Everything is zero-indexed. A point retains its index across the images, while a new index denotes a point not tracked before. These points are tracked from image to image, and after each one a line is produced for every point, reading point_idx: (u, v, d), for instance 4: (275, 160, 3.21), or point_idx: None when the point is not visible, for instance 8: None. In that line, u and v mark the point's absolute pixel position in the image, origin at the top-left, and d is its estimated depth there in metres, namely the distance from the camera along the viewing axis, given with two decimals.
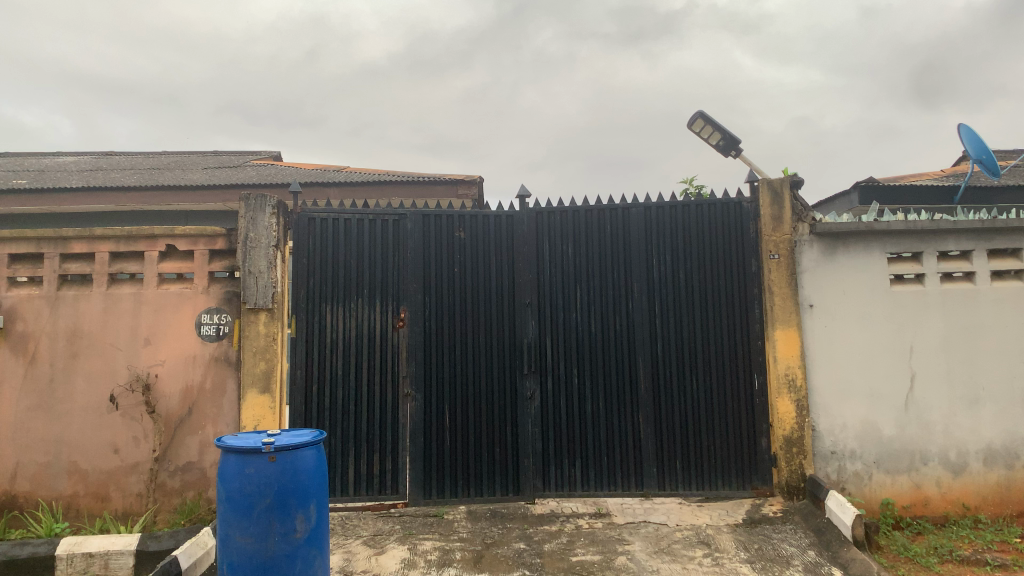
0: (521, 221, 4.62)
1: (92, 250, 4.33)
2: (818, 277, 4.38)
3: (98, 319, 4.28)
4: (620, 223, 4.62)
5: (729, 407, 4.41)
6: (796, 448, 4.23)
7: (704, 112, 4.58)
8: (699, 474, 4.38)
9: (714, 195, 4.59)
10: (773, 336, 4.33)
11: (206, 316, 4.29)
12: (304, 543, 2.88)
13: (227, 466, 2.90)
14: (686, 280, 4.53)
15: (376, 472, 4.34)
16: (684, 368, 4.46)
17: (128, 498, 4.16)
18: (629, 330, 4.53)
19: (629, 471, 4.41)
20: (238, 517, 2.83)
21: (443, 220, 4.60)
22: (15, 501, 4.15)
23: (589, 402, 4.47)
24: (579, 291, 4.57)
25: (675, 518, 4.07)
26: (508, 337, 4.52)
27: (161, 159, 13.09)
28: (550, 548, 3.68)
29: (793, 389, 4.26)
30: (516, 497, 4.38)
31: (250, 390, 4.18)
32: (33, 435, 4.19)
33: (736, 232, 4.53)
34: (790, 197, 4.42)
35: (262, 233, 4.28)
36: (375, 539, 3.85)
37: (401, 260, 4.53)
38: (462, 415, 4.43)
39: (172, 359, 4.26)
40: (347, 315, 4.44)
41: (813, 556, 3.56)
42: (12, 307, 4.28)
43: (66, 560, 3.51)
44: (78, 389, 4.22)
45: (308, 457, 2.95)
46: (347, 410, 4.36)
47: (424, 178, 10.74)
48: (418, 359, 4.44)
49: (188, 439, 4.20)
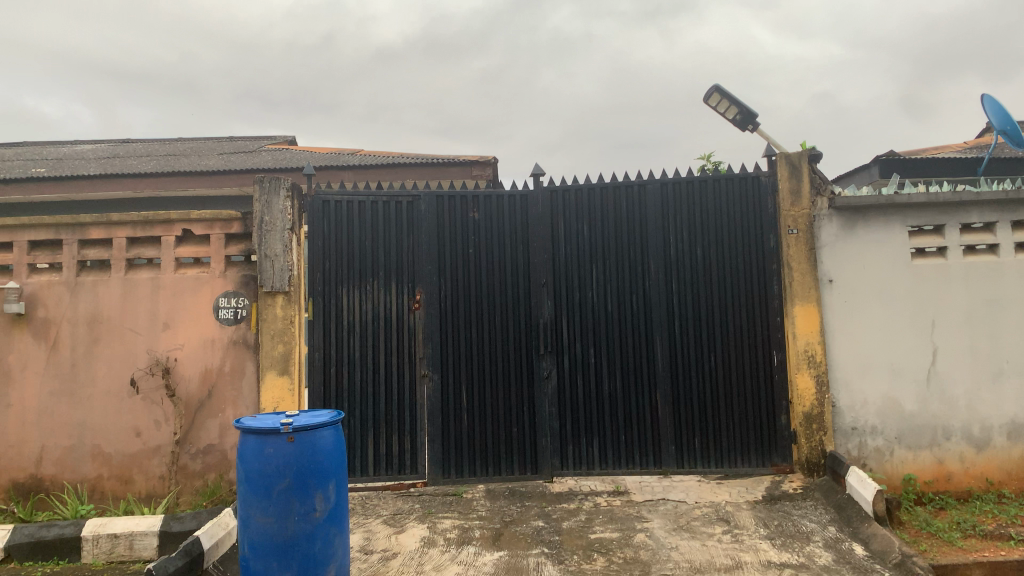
0: (536, 199, 4.59)
1: (109, 235, 4.35)
2: (837, 252, 4.33)
3: (117, 304, 4.31)
4: (636, 199, 4.58)
5: (748, 384, 4.38)
6: (816, 425, 4.20)
7: (720, 86, 4.48)
8: (717, 452, 4.37)
9: (730, 170, 4.53)
10: (792, 313, 4.29)
11: (224, 300, 4.31)
12: (324, 521, 2.90)
13: (246, 447, 2.92)
14: (703, 256, 4.49)
15: (395, 453, 4.36)
16: (702, 346, 4.44)
17: (152, 480, 4.21)
18: (646, 308, 4.50)
19: (647, 449, 4.40)
20: (258, 497, 2.85)
21: (457, 200, 4.58)
22: (42, 484, 4.22)
23: (606, 381, 4.46)
24: (595, 269, 4.54)
25: (694, 495, 4.06)
26: (524, 317, 4.50)
27: (177, 145, 13.16)
28: (569, 526, 3.69)
29: (813, 365, 4.23)
30: (534, 476, 4.39)
31: (269, 372, 4.21)
32: (57, 419, 4.24)
33: (754, 208, 4.48)
34: (808, 171, 4.37)
35: (277, 217, 4.29)
36: (395, 518, 3.88)
37: (416, 242, 4.52)
38: (479, 396, 4.44)
39: (191, 343, 4.29)
40: (363, 297, 4.45)
41: (834, 532, 3.54)
42: (33, 294, 4.33)
43: (92, 541, 3.57)
44: (99, 374, 4.27)
45: (327, 437, 2.97)
46: (365, 391, 4.38)
47: (439, 159, 10.72)
48: (434, 340, 4.44)
49: (208, 422, 4.24)
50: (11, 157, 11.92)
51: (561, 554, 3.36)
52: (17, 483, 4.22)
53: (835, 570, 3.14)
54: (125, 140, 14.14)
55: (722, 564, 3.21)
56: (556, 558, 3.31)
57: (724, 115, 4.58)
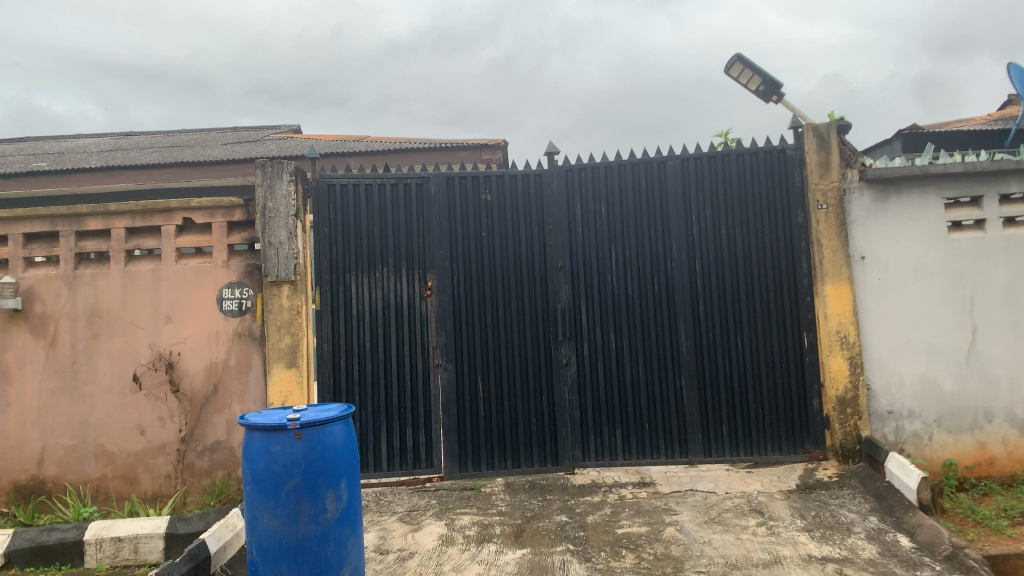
0: (550, 179, 4.38)
1: (108, 227, 4.18)
2: (869, 227, 4.11)
3: (117, 298, 4.14)
4: (656, 176, 4.36)
5: (777, 368, 4.18)
6: (850, 409, 3.99)
7: (741, 55, 4.25)
8: (746, 439, 4.18)
9: (755, 143, 4.31)
10: (823, 292, 4.08)
11: (228, 291, 4.13)
12: (335, 523, 2.72)
13: (251, 445, 2.74)
14: (728, 235, 4.28)
15: (410, 446, 4.19)
16: (728, 329, 4.24)
17: (157, 480, 4.04)
18: (669, 290, 4.30)
19: (673, 438, 4.21)
20: (266, 498, 2.68)
21: (468, 181, 4.37)
22: (44, 486, 4.07)
23: (628, 367, 4.27)
24: (614, 251, 4.34)
25: (724, 485, 3.87)
26: (540, 302, 4.31)
27: (180, 136, 12.94)
28: (594, 520, 3.50)
29: (845, 347, 4.02)
30: (555, 468, 4.20)
31: (276, 366, 4.03)
32: (58, 418, 4.08)
33: (781, 183, 4.26)
34: (838, 142, 4.15)
35: (280, 202, 4.11)
36: (411, 515, 3.70)
37: (426, 226, 4.33)
38: (496, 385, 4.25)
39: (195, 336, 4.12)
40: (372, 285, 4.27)
41: (875, 522, 3.34)
42: (30, 288, 4.16)
43: (95, 545, 3.41)
44: (100, 370, 4.10)
45: (336, 434, 2.79)
46: (377, 383, 4.21)
47: (447, 143, 10.47)
48: (447, 328, 4.25)
49: (215, 418, 4.07)
50: (11, 152, 11.75)
51: (588, 551, 3.17)
52: (18, 486, 4.07)
53: (881, 564, 2.94)
54: (128, 132, 13.96)
55: (760, 559, 3.02)
56: (583, 556, 3.12)
57: (747, 86, 4.35)
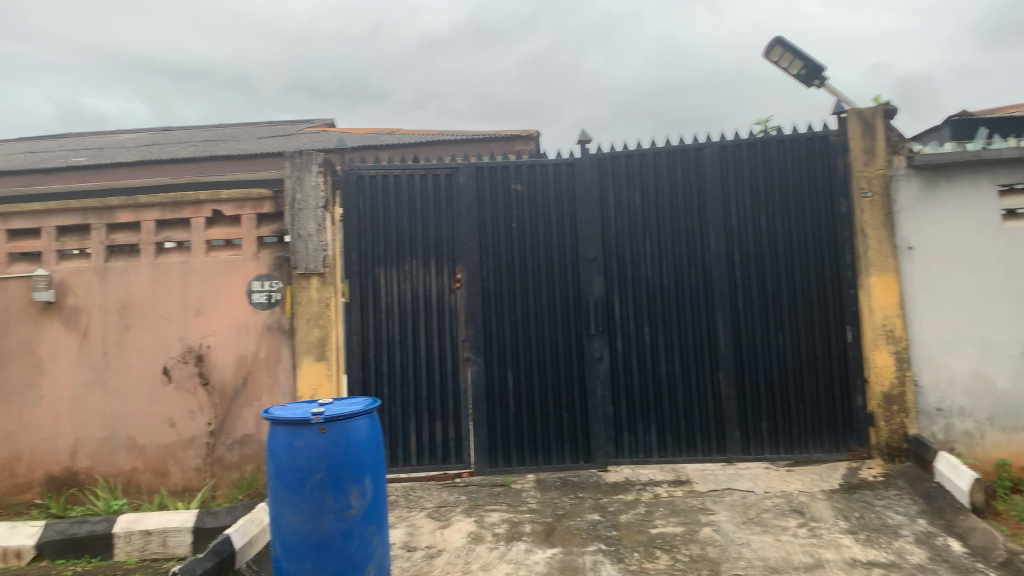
0: (583, 168, 4.27)
1: (138, 219, 4.17)
2: (917, 216, 3.92)
3: (148, 291, 4.14)
4: (692, 164, 4.22)
5: (820, 362, 4.03)
6: (897, 406, 3.83)
7: (782, 37, 4.09)
8: (787, 437, 4.04)
9: (796, 129, 4.15)
10: (868, 284, 3.92)
11: (257, 283, 4.10)
12: (360, 519, 2.66)
13: (275, 440, 2.69)
14: (768, 225, 4.13)
15: (439, 441, 4.12)
16: (768, 322, 4.09)
17: (187, 473, 4.03)
18: (706, 282, 4.16)
19: (710, 434, 4.08)
20: (289, 493, 2.63)
21: (498, 171, 4.28)
22: (76, 478, 4.08)
23: (664, 362, 4.15)
24: (648, 242, 4.22)
25: (763, 484, 3.73)
26: (572, 295, 4.20)
27: (216, 131, 13.04)
28: (627, 519, 3.39)
29: (892, 341, 3.86)
30: (588, 465, 4.10)
31: (305, 359, 3.99)
32: (90, 411, 4.09)
33: (824, 170, 4.10)
34: (884, 128, 3.97)
35: (309, 194, 4.06)
36: (440, 511, 3.63)
37: (455, 217, 4.24)
38: (527, 380, 4.16)
39: (224, 329, 4.09)
40: (401, 277, 4.20)
41: (924, 525, 3.18)
42: (62, 281, 4.18)
43: (124, 538, 3.41)
44: (131, 363, 4.10)
45: (361, 428, 2.72)
46: (406, 377, 4.14)
47: (480, 134, 10.37)
48: (476, 322, 4.17)
49: (244, 411, 4.04)
50: (52, 148, 11.94)
51: (620, 552, 3.07)
52: (52, 477, 4.09)
53: (931, 570, 2.80)
54: (164, 127, 14.12)
55: (800, 563, 2.88)
56: (615, 557, 3.02)
57: (787, 70, 4.19)
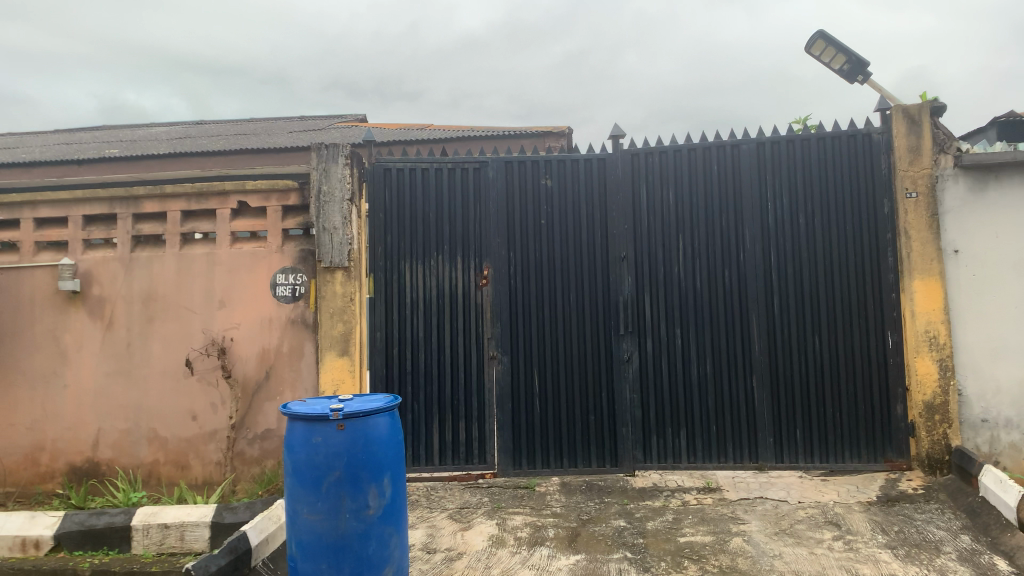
0: (614, 164, 4.16)
1: (164, 209, 4.15)
2: (964, 219, 3.76)
3: (172, 282, 4.11)
4: (729, 162, 4.09)
5: (858, 368, 3.88)
6: (939, 415, 3.67)
7: (824, 31, 3.94)
8: (822, 445, 3.89)
9: (837, 126, 4.00)
10: (910, 288, 3.76)
11: (281, 276, 4.05)
12: (378, 520, 2.58)
13: (293, 435, 2.62)
14: (806, 225, 3.99)
15: (462, 440, 4.03)
16: (805, 326, 3.95)
17: (208, 467, 3.99)
18: (740, 283, 4.03)
19: (742, 441, 3.95)
20: (306, 491, 2.56)
21: (527, 166, 4.18)
22: (98, 468, 4.07)
23: (695, 364, 4.02)
24: (681, 241, 4.09)
25: (796, 494, 3.59)
26: (601, 294, 4.09)
27: (248, 124, 13.09)
28: (654, 527, 3.28)
29: (935, 348, 3.69)
30: (614, 469, 3.99)
31: (328, 354, 3.92)
32: (113, 401, 4.08)
33: (866, 169, 3.94)
34: (931, 125, 3.80)
35: (335, 186, 4.00)
36: (462, 513, 3.55)
37: (483, 213, 4.15)
38: (554, 380, 4.07)
39: (248, 322, 4.05)
40: (427, 273, 4.12)
41: (968, 542, 3.03)
42: (88, 271, 4.16)
43: (142, 531, 3.37)
44: (155, 354, 4.08)
45: (381, 425, 2.65)
46: (430, 375, 4.07)
47: (510, 131, 10.26)
48: (503, 320, 4.08)
49: (266, 406, 3.99)
50: (87, 140, 12.10)
51: (646, 560, 2.96)
52: (74, 467, 4.08)
53: None
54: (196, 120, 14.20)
55: None
56: (642, 565, 2.91)
57: (829, 65, 4.04)
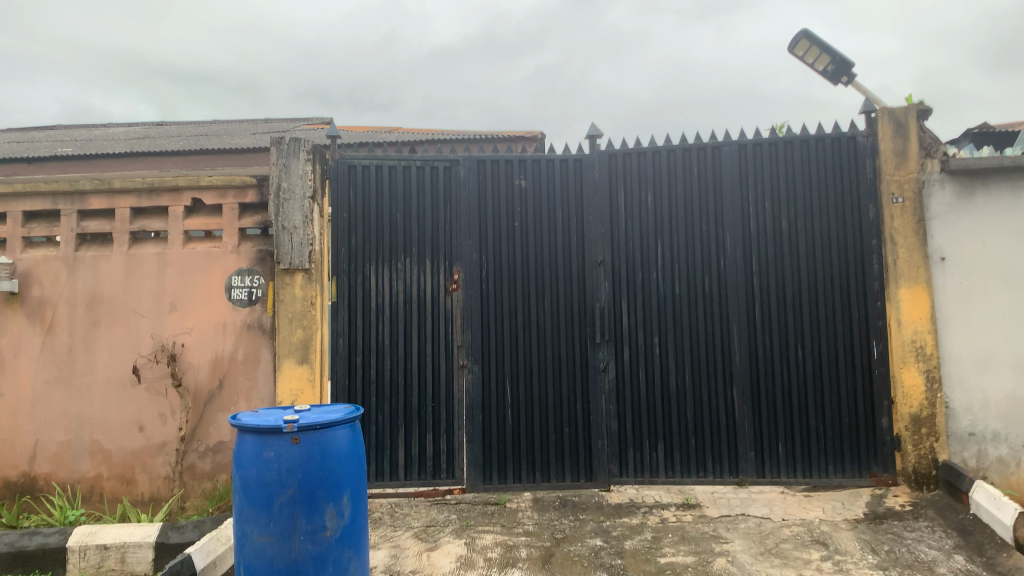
0: (591, 165, 3.98)
1: (112, 206, 3.88)
2: (950, 225, 3.64)
3: (119, 283, 3.84)
4: (710, 164, 3.94)
5: (842, 380, 3.73)
6: (926, 429, 3.53)
7: (807, 30, 3.79)
8: (805, 459, 3.74)
9: (822, 129, 3.87)
10: (896, 296, 3.63)
11: (237, 278, 3.80)
12: (336, 542, 2.35)
13: (243, 449, 2.39)
14: (790, 231, 3.84)
15: (430, 454, 3.81)
16: (788, 335, 3.80)
17: (155, 482, 3.72)
18: (722, 290, 3.87)
19: (723, 455, 3.78)
20: (257, 511, 2.33)
21: (500, 166, 3.99)
22: (35, 484, 3.77)
23: (674, 374, 3.85)
24: (660, 246, 3.92)
25: (781, 511, 3.42)
26: (577, 300, 3.91)
27: (211, 126, 12.72)
28: (633, 546, 3.08)
29: (922, 358, 3.56)
30: (589, 484, 3.80)
31: (287, 361, 3.68)
32: (53, 412, 3.79)
33: (850, 173, 3.82)
34: (917, 129, 3.69)
35: (296, 182, 3.77)
36: (428, 531, 3.32)
37: (454, 214, 3.95)
38: (527, 390, 3.86)
39: (201, 327, 3.79)
40: (394, 277, 3.90)
41: (962, 563, 2.88)
42: (28, 271, 3.88)
43: (79, 553, 3.09)
44: (99, 361, 3.80)
45: (340, 439, 2.42)
46: (396, 385, 3.84)
47: (482, 134, 10.07)
48: (474, 326, 3.87)
49: (219, 417, 3.73)
50: (40, 138, 11.68)
51: None
52: (8, 483, 3.78)
53: None
54: None
55: None
56: None
57: (813, 66, 3.90)
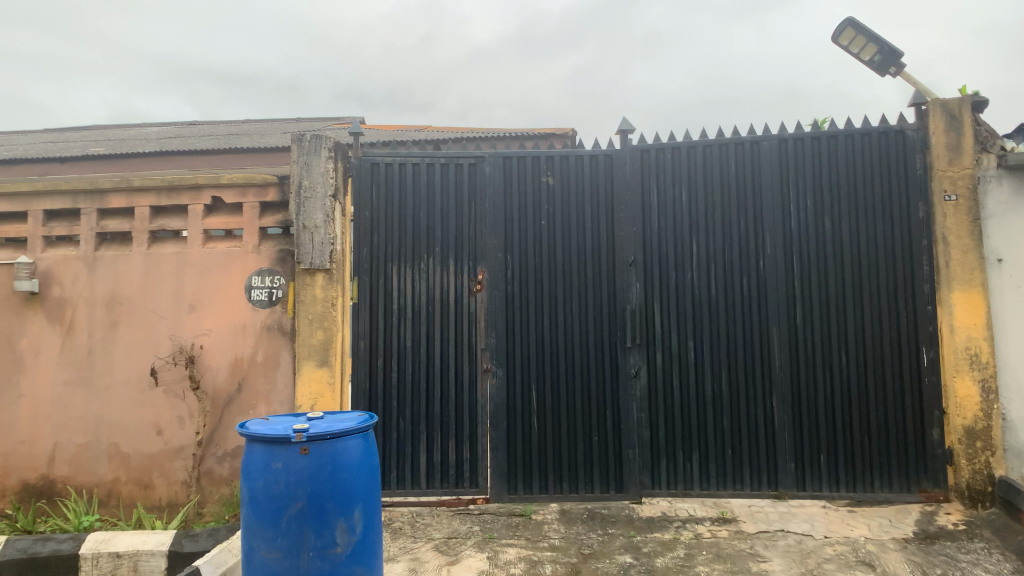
0: (622, 161, 3.81)
1: (131, 204, 3.81)
2: (1007, 224, 3.40)
3: (139, 283, 3.77)
4: (748, 160, 3.74)
5: (889, 388, 3.52)
6: (981, 442, 3.30)
7: (854, 18, 3.57)
8: (849, 472, 3.53)
9: (867, 122, 3.66)
10: (949, 300, 3.41)
11: (257, 278, 3.70)
12: (347, 559, 2.22)
13: (251, 459, 2.27)
14: (833, 230, 3.63)
15: (452, 461, 3.67)
16: (830, 340, 3.59)
17: (173, 486, 3.64)
18: (761, 292, 3.67)
19: (760, 466, 3.58)
20: (264, 525, 2.21)
21: (528, 162, 3.84)
22: (53, 487, 3.71)
23: (709, 381, 3.66)
24: (695, 246, 3.74)
25: (822, 527, 3.22)
26: (606, 303, 3.74)
27: (243, 125, 12.75)
28: (665, 565, 2.91)
29: (977, 367, 3.34)
30: (619, 495, 3.63)
31: (307, 364, 3.58)
32: (71, 413, 3.73)
33: (898, 169, 3.59)
34: (972, 122, 3.46)
35: (317, 180, 3.66)
36: (449, 544, 3.18)
37: (478, 213, 3.81)
38: (553, 396, 3.71)
39: (220, 328, 3.70)
40: (416, 277, 3.77)
41: None
42: (48, 270, 3.83)
43: (91, 561, 3.02)
44: (118, 362, 3.73)
45: (352, 449, 2.29)
46: (418, 389, 3.71)
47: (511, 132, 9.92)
48: (498, 329, 3.72)
49: (237, 420, 3.64)
50: (75, 138, 11.80)
51: None
52: (27, 485, 3.73)
53: None
54: None
55: None
56: None
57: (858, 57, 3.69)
